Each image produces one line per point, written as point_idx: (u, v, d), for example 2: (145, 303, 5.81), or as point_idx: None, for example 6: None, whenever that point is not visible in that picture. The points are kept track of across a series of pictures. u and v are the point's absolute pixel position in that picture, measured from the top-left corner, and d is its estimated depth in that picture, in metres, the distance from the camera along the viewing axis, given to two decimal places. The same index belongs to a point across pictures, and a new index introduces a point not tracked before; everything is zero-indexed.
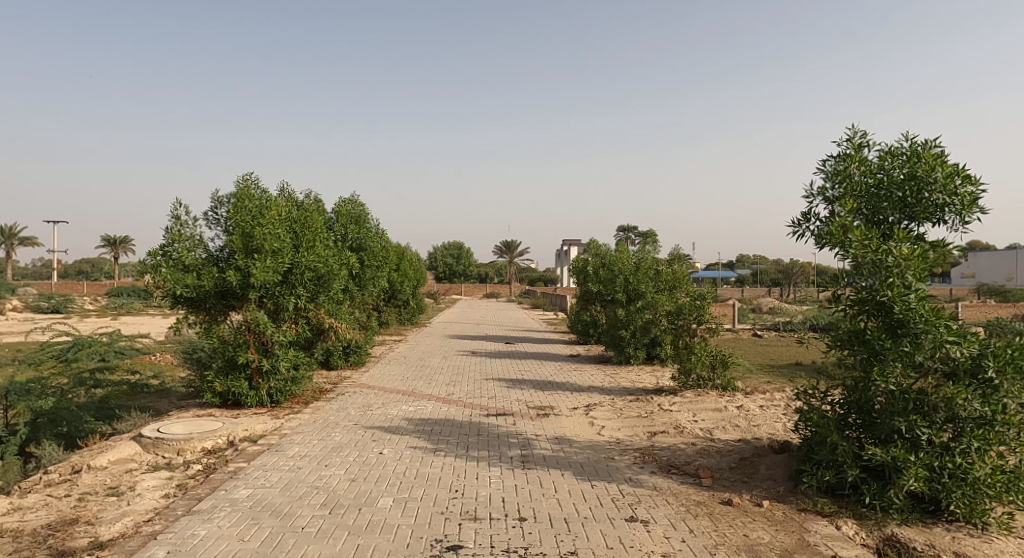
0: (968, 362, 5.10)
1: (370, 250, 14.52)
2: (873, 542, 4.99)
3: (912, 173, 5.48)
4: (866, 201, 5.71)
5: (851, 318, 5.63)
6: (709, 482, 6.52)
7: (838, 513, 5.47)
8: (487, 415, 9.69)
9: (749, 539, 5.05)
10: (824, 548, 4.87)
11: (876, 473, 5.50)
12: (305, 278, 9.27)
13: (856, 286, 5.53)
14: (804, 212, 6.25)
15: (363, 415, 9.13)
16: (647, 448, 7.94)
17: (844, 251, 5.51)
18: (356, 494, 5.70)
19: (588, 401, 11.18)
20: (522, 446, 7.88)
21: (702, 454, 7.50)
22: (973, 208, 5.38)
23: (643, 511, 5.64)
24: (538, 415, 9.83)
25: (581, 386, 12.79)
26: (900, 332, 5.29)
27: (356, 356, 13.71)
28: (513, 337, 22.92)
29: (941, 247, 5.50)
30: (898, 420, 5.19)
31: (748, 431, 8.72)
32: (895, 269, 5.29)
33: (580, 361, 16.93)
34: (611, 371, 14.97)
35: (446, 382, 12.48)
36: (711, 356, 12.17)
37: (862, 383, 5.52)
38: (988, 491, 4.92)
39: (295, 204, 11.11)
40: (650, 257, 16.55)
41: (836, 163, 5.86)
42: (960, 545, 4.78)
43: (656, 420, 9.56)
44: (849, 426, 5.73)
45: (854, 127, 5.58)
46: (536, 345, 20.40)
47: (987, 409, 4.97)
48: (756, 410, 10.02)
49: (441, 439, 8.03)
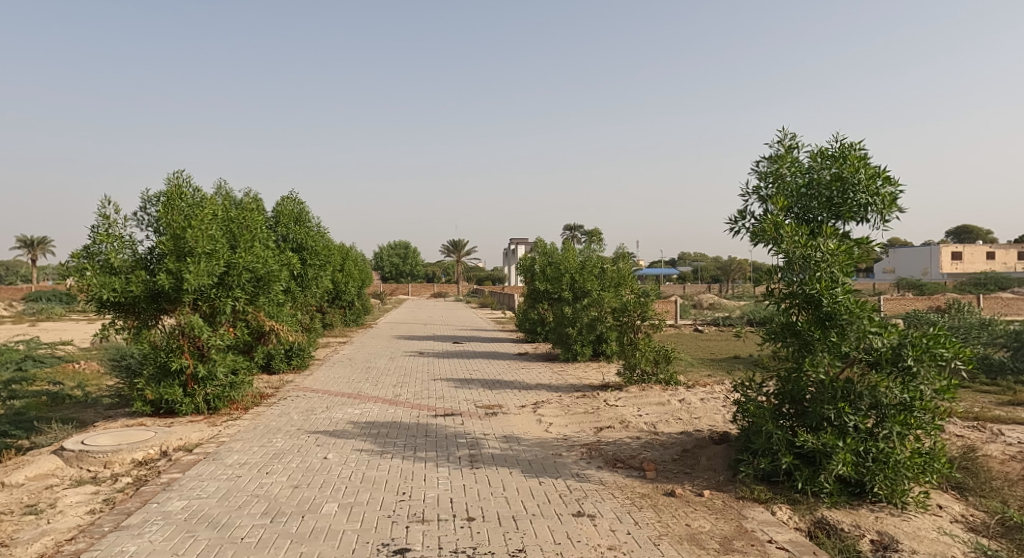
0: (889, 352, 5.39)
1: (312, 250, 14.19)
2: (804, 526, 5.25)
3: (839, 174, 5.78)
4: (797, 201, 6.00)
5: (783, 312, 5.89)
6: (654, 475, 6.70)
7: (773, 500, 5.71)
8: (435, 415, 9.67)
9: (691, 528, 5.23)
10: (760, 534, 5.08)
11: (808, 459, 5.78)
12: (243, 280, 9.00)
13: (788, 281, 5.79)
14: (740, 209, 6.51)
15: (307, 420, 8.98)
16: (593, 443, 8.10)
17: (776, 247, 5.77)
18: (299, 501, 5.61)
19: (536, 399, 11.29)
20: (471, 446, 7.90)
21: (647, 448, 7.69)
22: (892, 207, 5.71)
23: (590, 505, 5.76)
24: (486, 414, 9.86)
25: (529, 384, 12.90)
26: (829, 324, 5.57)
27: (299, 359, 13.45)
28: (460, 336, 22.91)
29: (864, 244, 5.84)
30: (827, 408, 5.48)
31: (690, 423, 9.01)
32: (823, 264, 5.59)
33: (528, 359, 17.07)
34: (558, 368, 15.16)
35: (392, 384, 12.37)
36: (654, 351, 12.50)
37: (794, 374, 5.80)
38: (907, 473, 5.27)
39: (233, 203, 10.79)
40: (595, 255, 16.73)
41: (769, 164, 6.14)
42: (883, 524, 5.09)
43: (602, 415, 9.74)
44: (782, 416, 6.00)
45: (785, 129, 5.86)
46: (484, 344, 20.48)
47: (906, 396, 5.31)
48: (697, 403, 10.35)
49: (388, 441, 7.97)
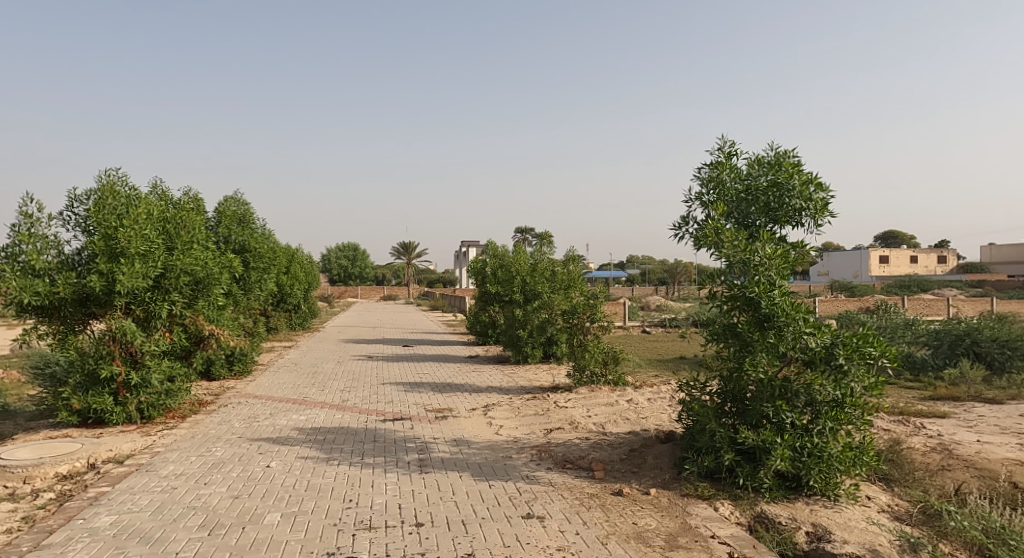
0: (822, 351, 5.61)
1: (256, 252, 13.82)
2: (745, 520, 5.42)
3: (775, 180, 6.00)
4: (737, 206, 6.19)
5: (725, 313, 6.05)
6: (602, 474, 6.79)
7: (716, 496, 5.86)
8: (384, 420, 9.55)
9: (637, 526, 5.32)
10: (704, 529, 5.21)
11: (748, 456, 5.96)
12: (180, 283, 8.69)
13: (730, 284, 5.96)
14: (683, 214, 6.68)
15: (249, 427, 8.73)
16: (543, 445, 8.14)
17: (717, 251, 5.92)
18: (239, 512, 5.45)
19: (486, 401, 11.29)
20: (420, 450, 7.84)
21: (595, 448, 7.78)
22: (824, 212, 5.95)
23: (539, 507, 5.78)
24: (436, 418, 9.80)
25: (479, 387, 12.87)
26: (767, 325, 5.76)
27: (240, 365, 13.08)
28: (410, 339, 22.70)
29: (800, 248, 6.05)
30: (766, 406, 5.66)
31: (637, 423, 9.16)
32: (762, 267, 5.77)
33: (479, 362, 17.03)
34: (509, 371, 15.20)
35: (340, 388, 12.16)
36: (603, 352, 12.68)
37: (736, 373, 5.97)
38: (839, 466, 5.49)
39: (170, 202, 10.41)
40: (546, 257, 16.72)
41: (710, 170, 6.30)
42: (817, 516, 5.29)
43: (552, 417, 9.81)
44: (725, 414, 6.15)
45: (724, 137, 6.03)
46: (434, 347, 20.34)
47: (838, 393, 5.54)
48: (644, 403, 10.54)
49: (335, 447, 7.83)
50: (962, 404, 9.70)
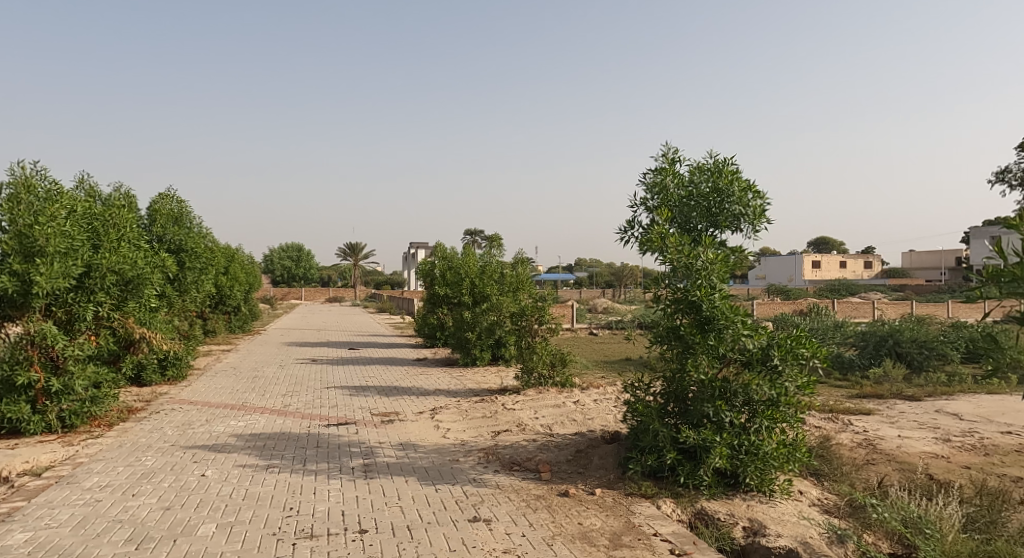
0: (759, 352, 5.77)
1: (192, 252, 13.33)
2: (685, 517, 5.53)
3: (716, 186, 6.15)
4: (679, 211, 6.31)
5: (668, 316, 6.15)
6: (549, 476, 6.81)
7: (658, 494, 5.96)
8: (327, 425, 9.34)
9: (582, 526, 5.36)
10: (647, 527, 5.29)
11: (690, 454, 6.09)
12: (107, 283, 8.30)
13: (673, 287, 6.07)
14: (629, 219, 6.77)
15: (183, 435, 8.41)
16: (490, 448, 8.12)
17: (661, 255, 6.02)
18: (171, 524, 5.23)
19: (433, 405, 11.18)
20: (364, 455, 7.70)
21: (542, 450, 7.81)
22: (762, 218, 6.13)
23: (486, 510, 5.76)
24: (381, 422, 9.65)
25: (427, 390, 12.76)
26: (708, 328, 5.90)
27: (175, 370, 12.60)
28: (356, 342, 22.30)
29: (739, 252, 6.22)
30: (706, 406, 5.79)
31: (584, 424, 9.25)
32: (703, 271, 5.90)
33: (427, 364, 16.88)
34: (457, 373, 15.11)
35: (281, 393, 11.84)
36: (551, 355, 12.75)
37: (678, 374, 6.08)
38: (774, 462, 5.68)
39: (97, 199, 9.93)
40: (495, 260, 16.70)
41: (654, 176, 6.41)
42: (754, 511, 5.45)
43: (500, 419, 9.80)
44: (668, 414, 6.26)
45: (668, 143, 6.14)
46: (381, 350, 20.05)
47: (773, 393, 5.71)
48: (590, 404, 10.65)
49: (275, 454, 7.61)
50: (887, 402, 10.19)
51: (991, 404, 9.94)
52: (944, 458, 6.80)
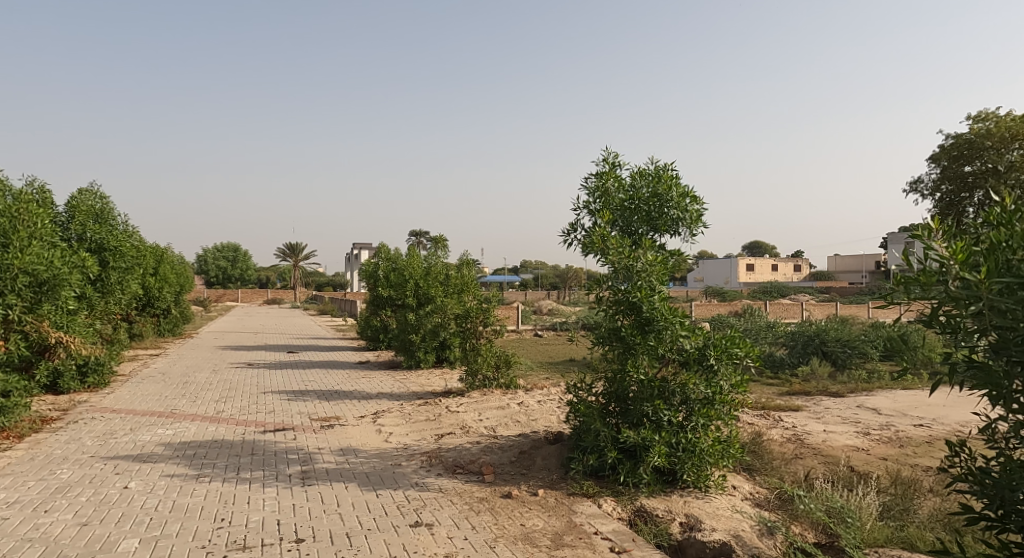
0: (695, 352, 5.92)
1: (116, 251, 12.68)
2: (625, 515, 5.61)
3: (656, 191, 6.28)
4: (621, 214, 6.41)
5: (610, 317, 6.22)
6: (492, 478, 6.80)
7: (599, 493, 6.03)
8: (264, 431, 9.06)
9: (525, 528, 5.36)
10: (588, 526, 5.34)
11: (629, 453, 6.18)
12: (18, 285, 7.78)
13: (614, 289, 6.15)
14: (571, 222, 6.83)
15: (104, 445, 7.99)
16: (433, 451, 8.04)
17: (603, 257, 6.09)
18: (88, 541, 4.95)
19: (375, 408, 11.01)
20: (302, 462, 7.50)
21: (486, 452, 7.79)
22: (699, 223, 6.30)
23: (428, 514, 5.70)
24: (321, 427, 9.43)
25: (368, 394, 12.54)
26: (648, 328, 6.02)
27: (95, 376, 11.98)
28: (295, 346, 21.73)
29: (677, 255, 6.36)
30: (645, 405, 5.89)
31: (528, 425, 9.28)
32: (643, 273, 6.00)
33: (369, 367, 16.61)
34: (400, 376, 14.93)
35: (214, 399, 11.41)
36: (496, 356, 12.73)
37: (619, 375, 6.16)
38: (709, 459, 5.85)
39: (9, 195, 9.31)
40: (440, 262, 16.54)
41: (596, 180, 6.48)
42: (690, 506, 5.58)
43: (444, 422, 9.72)
44: (610, 413, 6.32)
45: (610, 147, 6.21)
46: (322, 353, 19.61)
47: (709, 391, 5.86)
48: (534, 405, 10.69)
49: (205, 463, 7.32)
50: (814, 399, 10.65)
51: (908, 400, 10.52)
52: (864, 450, 7.16)
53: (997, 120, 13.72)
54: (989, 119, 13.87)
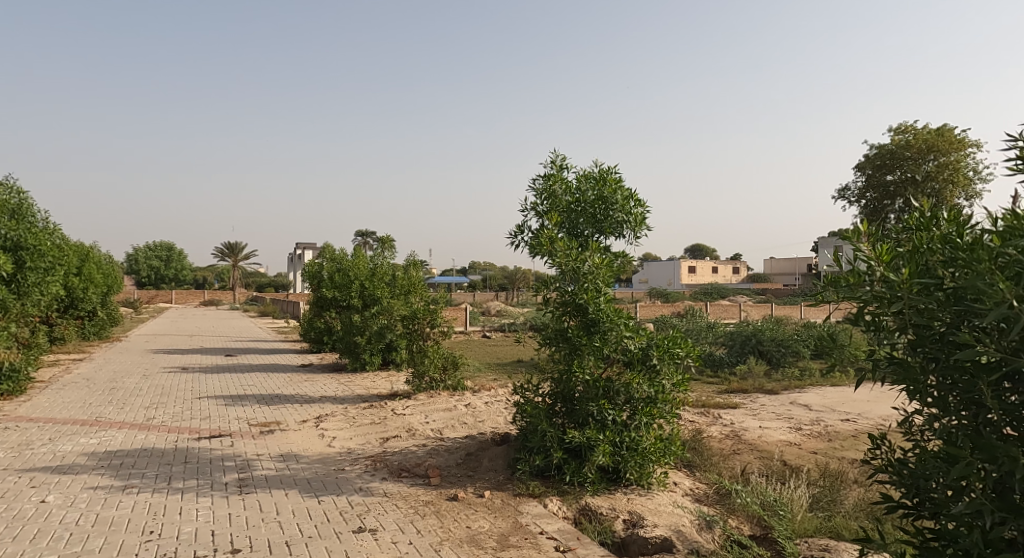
0: (639, 353, 6.02)
1: (35, 250, 12.02)
2: (571, 513, 5.67)
3: (601, 194, 6.38)
4: (567, 216, 6.47)
5: (557, 318, 6.27)
6: (438, 481, 6.76)
7: (545, 493, 6.08)
8: (198, 438, 8.76)
9: (471, 530, 5.35)
10: (533, 527, 5.38)
11: (574, 452, 6.26)
12: None
13: (561, 290, 6.21)
14: (519, 224, 6.86)
15: (20, 457, 7.56)
16: (378, 455, 7.94)
17: (551, 259, 6.15)
18: None
19: (318, 412, 10.79)
20: (240, 469, 7.28)
21: (432, 455, 7.74)
22: (642, 226, 6.44)
23: (372, 519, 5.62)
24: (260, 433, 9.17)
25: (311, 397, 12.28)
26: (593, 329, 6.10)
27: (11, 383, 11.31)
28: (233, 348, 21.06)
29: (623, 257, 6.47)
30: (590, 405, 5.97)
31: (474, 427, 9.27)
32: (590, 275, 6.07)
33: (312, 370, 16.26)
34: (344, 379, 14.68)
35: (144, 406, 10.95)
36: (443, 358, 12.66)
37: (565, 375, 6.22)
38: (651, 457, 5.99)
39: None
40: (386, 262, 16.18)
41: (543, 182, 6.53)
42: (634, 503, 5.69)
43: (389, 425, 9.61)
44: (556, 414, 6.38)
45: (557, 150, 6.26)
46: (262, 356, 19.10)
47: (652, 391, 5.98)
48: (481, 406, 10.69)
49: (133, 472, 7.02)
50: (751, 396, 11.03)
51: (837, 396, 11.02)
52: (797, 445, 7.45)
53: (915, 133, 14.42)
54: (909, 131, 14.56)
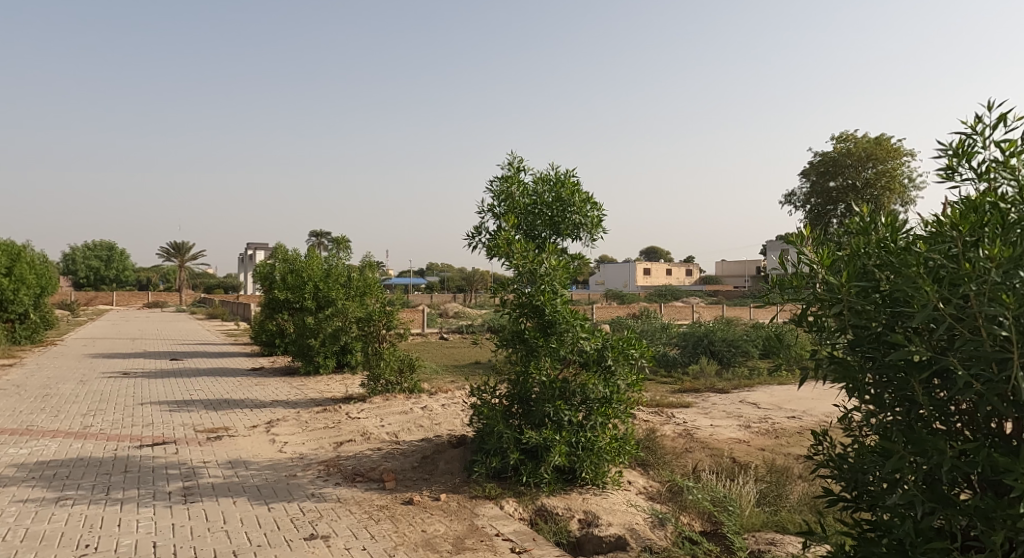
0: (595, 354, 6.08)
1: None
2: (527, 514, 5.69)
3: (558, 196, 6.42)
4: (524, 218, 6.48)
5: (514, 320, 6.27)
6: (393, 485, 6.68)
7: (502, 495, 6.07)
8: (141, 446, 8.44)
9: (426, 534, 5.31)
10: (490, 529, 5.37)
11: (531, 453, 6.27)
12: None
13: (519, 292, 6.21)
14: (476, 225, 6.85)
15: None
16: (331, 459, 7.80)
17: (508, 261, 6.15)
18: None
19: (268, 417, 10.54)
20: (185, 477, 7.05)
21: (387, 458, 7.65)
22: (599, 228, 6.51)
23: (324, 526, 5.52)
24: (207, 439, 8.90)
25: (262, 402, 11.99)
26: (550, 331, 6.13)
27: None
28: (178, 352, 20.38)
29: (579, 260, 6.51)
30: (547, 406, 5.99)
31: (430, 429, 9.21)
32: (546, 277, 6.09)
33: (263, 374, 15.88)
34: (297, 382, 14.39)
35: (81, 413, 10.49)
36: (399, 360, 12.53)
37: (522, 376, 6.23)
38: (607, 456, 6.06)
39: None
40: (341, 263, 15.99)
41: (501, 184, 6.53)
42: (589, 503, 5.75)
43: (343, 429, 9.46)
44: (512, 415, 6.38)
45: (514, 152, 6.28)
46: (210, 360, 18.55)
47: (607, 391, 6.05)
48: (438, 408, 10.63)
49: (69, 484, 6.72)
50: (702, 395, 11.27)
51: (784, 394, 11.35)
52: (746, 442, 7.65)
53: (856, 142, 15.04)
54: (850, 140, 15.17)
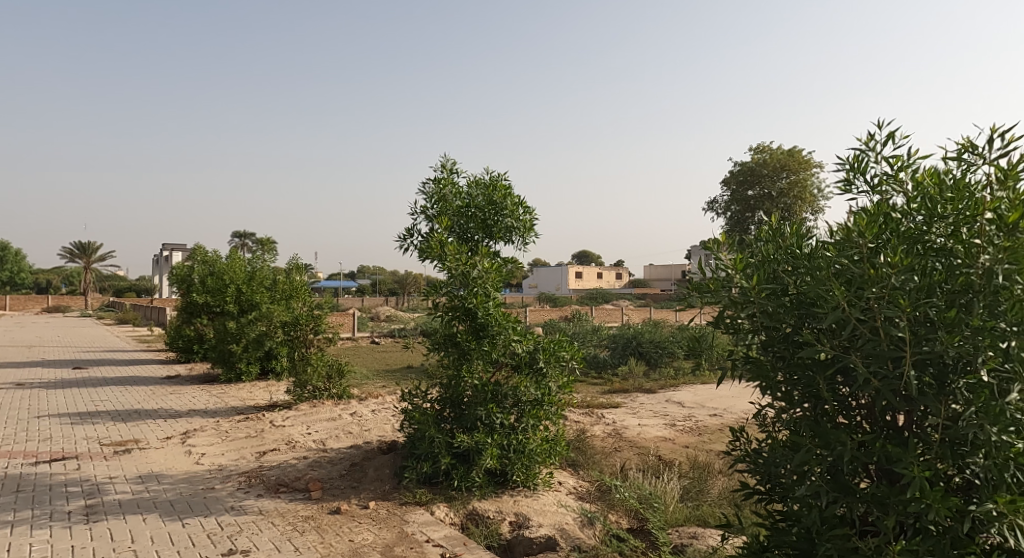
0: (526, 356, 6.08)
1: None
2: (458, 519, 5.61)
3: (491, 199, 6.39)
4: (458, 221, 6.41)
5: (445, 323, 6.18)
6: (319, 494, 6.46)
7: (432, 500, 5.96)
8: (39, 463, 7.83)
9: (353, 543, 5.15)
10: (420, 535, 5.26)
11: (462, 457, 6.19)
12: None
13: (451, 295, 6.13)
14: (408, 227, 6.73)
15: None
16: (253, 470, 7.47)
17: (441, 264, 6.06)
18: None
19: (185, 428, 10.01)
20: (89, 495, 6.58)
21: (313, 467, 7.40)
22: (531, 232, 6.52)
23: (244, 540, 5.26)
24: (115, 453, 8.36)
25: (178, 412, 11.38)
26: (482, 334, 6.08)
27: None
28: (83, 360, 19.07)
29: (512, 263, 6.50)
30: (479, 409, 5.93)
31: (359, 436, 8.98)
32: (479, 280, 6.03)
33: (179, 382, 15.09)
34: (217, 390, 13.75)
35: None
36: (326, 366, 12.17)
37: (454, 380, 6.15)
38: (537, 458, 6.06)
39: None
40: (266, 266, 15.46)
41: (433, 186, 6.44)
42: (520, 505, 5.72)
43: (266, 438, 9.10)
44: (444, 419, 6.29)
45: (447, 153, 6.20)
46: (119, 368, 17.46)
47: (539, 393, 6.05)
48: (367, 414, 10.39)
49: None
50: (631, 395, 11.49)
51: (708, 393, 11.72)
52: (672, 440, 7.83)
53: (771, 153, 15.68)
54: (766, 151, 15.79)
